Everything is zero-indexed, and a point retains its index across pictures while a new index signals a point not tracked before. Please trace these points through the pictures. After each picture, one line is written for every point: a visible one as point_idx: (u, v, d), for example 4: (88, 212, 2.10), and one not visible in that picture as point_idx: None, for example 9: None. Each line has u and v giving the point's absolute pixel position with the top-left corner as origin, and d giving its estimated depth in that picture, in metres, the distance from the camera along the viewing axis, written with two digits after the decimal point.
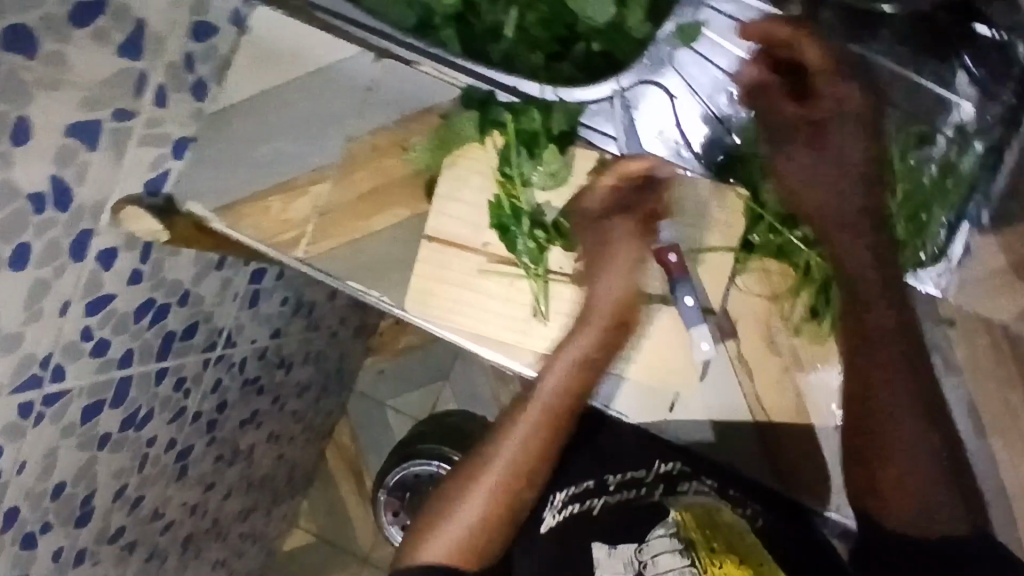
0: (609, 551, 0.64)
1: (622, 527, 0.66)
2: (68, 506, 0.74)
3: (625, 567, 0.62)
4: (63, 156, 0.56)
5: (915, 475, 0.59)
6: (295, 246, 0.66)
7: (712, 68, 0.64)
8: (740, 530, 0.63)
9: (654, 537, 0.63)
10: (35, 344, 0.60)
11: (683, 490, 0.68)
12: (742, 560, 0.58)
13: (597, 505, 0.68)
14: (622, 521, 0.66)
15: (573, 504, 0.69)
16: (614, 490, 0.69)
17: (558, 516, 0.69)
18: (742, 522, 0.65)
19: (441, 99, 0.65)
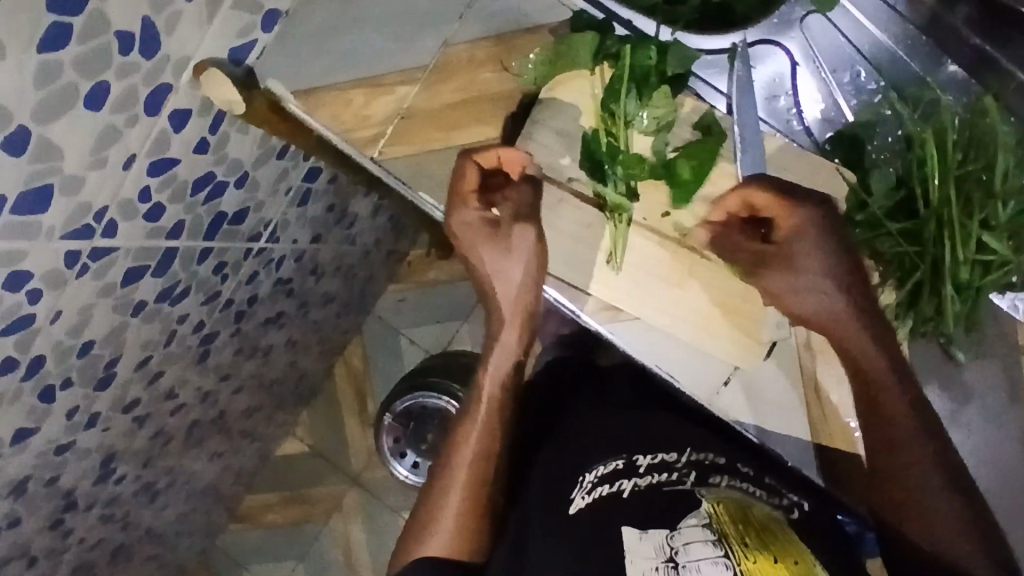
0: (638, 537, 0.55)
1: (657, 514, 0.57)
2: (92, 368, 0.72)
3: (657, 553, 0.53)
4: (159, 0, 0.52)
5: (901, 489, 0.56)
6: (371, 144, 0.63)
7: (842, 42, 0.62)
8: (778, 526, 0.55)
9: (686, 526, 0.54)
10: (93, 195, 0.58)
11: (715, 483, 0.60)
12: (778, 560, 0.51)
13: (627, 489, 0.60)
14: (655, 507, 0.57)
15: (603, 486, 0.61)
16: (643, 473, 0.61)
17: (588, 498, 0.61)
18: (778, 514, 0.58)
19: (554, 20, 0.61)
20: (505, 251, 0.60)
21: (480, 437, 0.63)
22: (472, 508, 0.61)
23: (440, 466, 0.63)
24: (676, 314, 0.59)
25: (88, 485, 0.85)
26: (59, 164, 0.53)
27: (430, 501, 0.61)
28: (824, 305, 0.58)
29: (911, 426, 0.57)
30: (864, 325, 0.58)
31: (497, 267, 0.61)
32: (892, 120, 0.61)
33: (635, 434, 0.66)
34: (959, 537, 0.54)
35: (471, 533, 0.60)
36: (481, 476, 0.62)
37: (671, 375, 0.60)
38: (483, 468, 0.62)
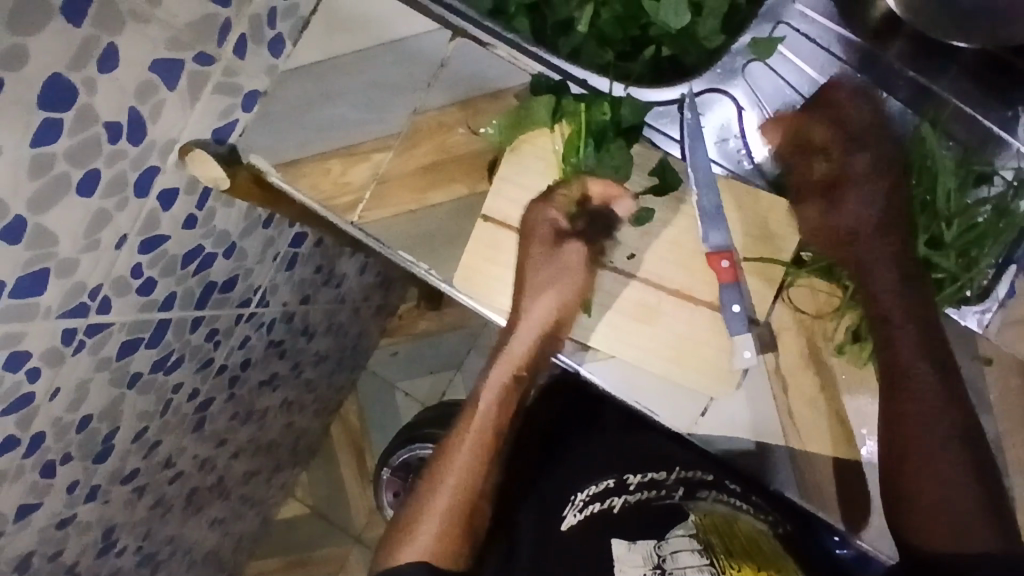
0: (627, 546, 0.62)
1: (647, 524, 0.64)
2: (91, 441, 0.74)
3: (644, 561, 0.60)
4: (142, 91, 0.56)
5: (948, 499, 0.61)
6: (350, 209, 0.67)
7: (782, 84, 0.66)
8: (762, 538, 0.63)
9: (673, 536, 0.62)
10: (88, 275, 0.61)
11: (702, 496, 0.67)
12: (759, 565, 0.58)
13: (617, 505, 0.67)
14: (645, 519, 0.65)
15: (594, 503, 0.67)
16: (634, 490, 0.68)
17: (580, 515, 0.67)
18: (761, 526, 0.66)
19: (515, 84, 0.66)
20: (552, 275, 0.63)
21: (467, 450, 0.68)
22: (455, 515, 0.65)
23: (423, 481, 0.68)
24: (649, 350, 0.62)
25: (90, 559, 0.86)
26: (54, 249, 0.56)
27: (411, 513, 0.66)
28: (886, 291, 0.60)
29: (935, 390, 0.61)
30: (914, 313, 0.60)
31: (539, 293, 0.64)
32: (838, 152, 0.64)
33: (620, 455, 0.72)
34: (965, 524, 0.61)
35: (452, 539, 0.64)
36: (463, 486, 0.66)
37: (650, 410, 0.63)
38: (462, 480, 0.66)
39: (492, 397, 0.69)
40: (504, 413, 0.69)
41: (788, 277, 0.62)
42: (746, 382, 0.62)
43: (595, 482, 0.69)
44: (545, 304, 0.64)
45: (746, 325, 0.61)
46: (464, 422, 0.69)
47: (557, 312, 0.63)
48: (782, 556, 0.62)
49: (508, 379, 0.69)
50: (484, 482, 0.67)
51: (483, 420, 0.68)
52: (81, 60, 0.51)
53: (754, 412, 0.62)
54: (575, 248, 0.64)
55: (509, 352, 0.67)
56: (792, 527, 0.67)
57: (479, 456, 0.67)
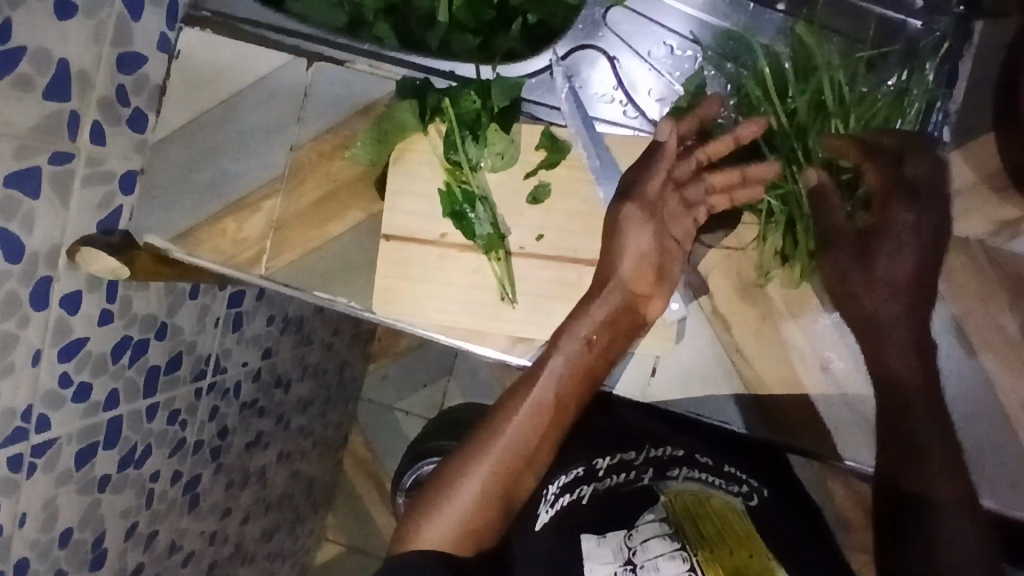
0: (596, 542, 0.58)
1: (618, 514, 0.60)
2: (79, 552, 0.74)
3: (614, 556, 0.56)
4: (5, 208, 0.55)
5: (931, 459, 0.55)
6: (255, 263, 0.65)
7: (648, 23, 0.63)
8: (733, 513, 0.59)
9: (643, 523, 0.59)
10: (12, 399, 0.60)
11: (673, 475, 0.63)
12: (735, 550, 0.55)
13: (587, 495, 0.62)
14: (618, 509, 0.61)
15: (564, 495, 0.62)
16: (604, 477, 0.64)
17: (552, 511, 0.61)
18: (736, 502, 0.61)
19: (382, 94, 0.64)
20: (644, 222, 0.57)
21: (512, 438, 0.56)
22: (490, 502, 0.55)
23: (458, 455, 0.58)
24: None
25: None
26: None
27: (436, 488, 0.56)
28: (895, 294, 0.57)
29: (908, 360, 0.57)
30: (907, 286, 0.57)
31: (637, 240, 0.57)
32: (720, 77, 0.61)
33: (591, 438, 0.67)
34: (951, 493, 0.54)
35: (482, 526, 0.55)
36: (506, 476, 0.56)
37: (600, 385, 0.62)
38: (508, 464, 0.56)
39: (565, 362, 0.57)
40: (584, 383, 0.58)
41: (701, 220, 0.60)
42: (687, 333, 0.60)
43: (564, 470, 0.64)
44: (611, 299, 0.57)
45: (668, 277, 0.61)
46: (521, 391, 0.57)
47: (607, 321, 0.57)
48: (753, 533, 0.58)
49: (578, 348, 0.57)
50: (530, 473, 0.57)
51: (544, 395, 0.57)
52: None
53: (701, 360, 0.60)
54: (625, 207, 0.57)
55: (594, 309, 0.57)
56: (768, 493, 0.65)
57: (535, 433, 0.56)
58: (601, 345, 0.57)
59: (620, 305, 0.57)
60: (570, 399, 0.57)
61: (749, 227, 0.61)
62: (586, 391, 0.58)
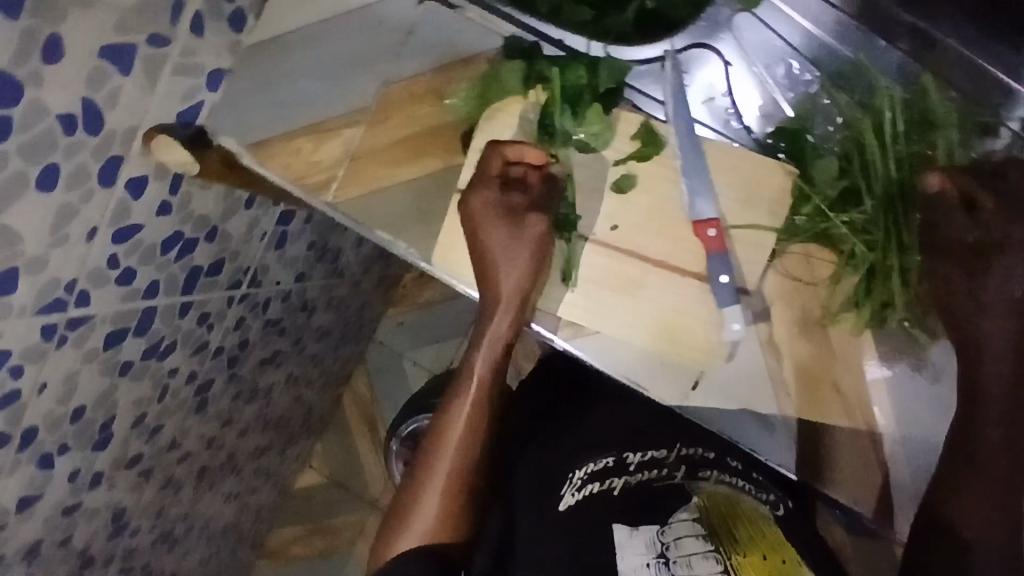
0: (629, 532, 0.61)
1: (647, 506, 0.63)
2: (88, 430, 0.74)
3: (647, 548, 0.60)
4: (95, 78, 0.54)
5: (978, 471, 0.56)
6: (323, 189, 0.64)
7: (773, 35, 0.60)
8: (763, 521, 0.63)
9: (677, 520, 0.62)
10: (60, 269, 0.60)
11: (704, 477, 0.67)
12: (764, 555, 0.59)
13: (618, 486, 0.66)
14: (648, 501, 0.64)
15: (592, 483, 0.66)
16: (634, 470, 0.67)
17: (577, 495, 0.66)
18: (764, 508, 0.65)
19: (488, 48, 0.62)
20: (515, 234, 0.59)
21: (458, 439, 0.63)
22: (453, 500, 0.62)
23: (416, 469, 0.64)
24: (636, 325, 0.59)
25: (102, 542, 0.88)
26: (19, 246, 0.55)
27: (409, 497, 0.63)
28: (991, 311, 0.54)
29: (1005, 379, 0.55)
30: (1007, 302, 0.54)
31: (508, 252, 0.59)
32: (833, 108, 0.59)
33: (620, 432, 0.71)
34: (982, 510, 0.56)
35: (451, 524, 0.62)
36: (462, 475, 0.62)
37: (639, 385, 0.60)
38: (461, 464, 0.62)
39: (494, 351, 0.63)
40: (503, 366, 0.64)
41: (780, 245, 0.58)
42: (739, 354, 0.59)
43: (593, 461, 0.68)
44: (535, 260, 0.59)
45: (734, 297, 0.58)
46: (463, 398, 0.63)
47: (537, 281, 0.60)
48: (786, 545, 0.61)
49: (500, 352, 0.63)
50: (482, 466, 0.64)
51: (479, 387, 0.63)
52: (25, 53, 0.48)
53: (746, 384, 0.60)
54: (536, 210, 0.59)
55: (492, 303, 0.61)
56: (793, 504, 0.67)
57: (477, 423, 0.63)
58: (531, 306, 0.60)
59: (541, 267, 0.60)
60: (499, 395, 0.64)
61: (827, 262, 0.59)
62: (508, 368, 0.64)
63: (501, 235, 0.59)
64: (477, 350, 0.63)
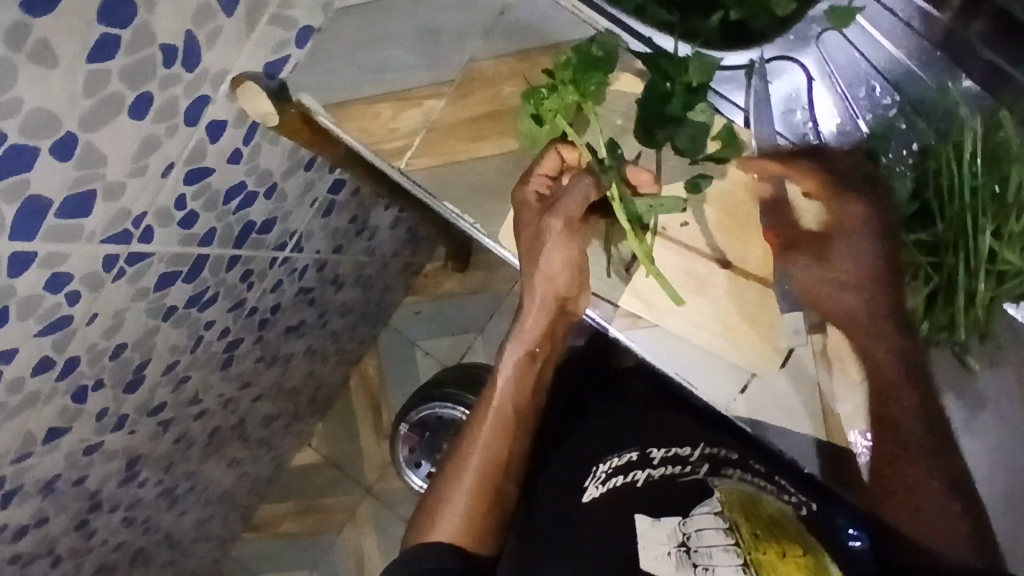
0: (652, 523, 0.62)
1: (669, 500, 0.64)
2: (123, 370, 0.74)
3: (669, 538, 0.60)
4: (201, 16, 0.55)
5: (924, 484, 0.62)
6: (399, 155, 0.66)
7: (858, 57, 0.63)
8: (785, 519, 0.62)
9: (699, 512, 0.61)
10: (133, 201, 0.60)
11: (727, 473, 0.67)
12: (786, 550, 0.57)
13: (640, 478, 0.67)
14: (666, 492, 0.65)
15: (617, 476, 0.68)
16: (658, 465, 0.69)
17: (601, 488, 0.68)
18: (787, 508, 0.65)
19: (574, 39, 0.64)
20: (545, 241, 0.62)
21: (483, 446, 0.70)
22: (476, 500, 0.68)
23: (444, 474, 0.71)
24: (697, 323, 0.61)
25: (113, 487, 0.88)
26: (103, 170, 0.55)
27: (437, 498, 0.69)
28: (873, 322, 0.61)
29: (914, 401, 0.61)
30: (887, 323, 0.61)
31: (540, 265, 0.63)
32: (909, 133, 0.61)
33: (641, 430, 0.74)
34: (946, 526, 0.61)
35: (476, 523, 0.67)
36: (481, 476, 0.69)
37: (690, 382, 0.62)
38: (482, 466, 0.69)
39: (517, 368, 0.70)
40: (524, 385, 0.71)
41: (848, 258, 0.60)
42: (793, 361, 0.61)
43: (618, 454, 0.71)
44: (560, 264, 0.63)
45: (798, 304, 0.60)
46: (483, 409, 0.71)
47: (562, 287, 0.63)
48: (807, 539, 0.60)
49: (523, 358, 0.70)
50: (500, 470, 0.69)
51: (502, 403, 0.70)
52: None
53: (800, 393, 0.61)
54: (550, 220, 0.62)
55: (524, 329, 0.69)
56: (819, 507, 0.67)
57: (498, 433, 0.70)
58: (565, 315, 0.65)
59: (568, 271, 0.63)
60: (522, 402, 0.71)
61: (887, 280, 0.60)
62: (529, 380, 0.71)
63: (524, 246, 0.64)
64: (502, 358, 0.70)
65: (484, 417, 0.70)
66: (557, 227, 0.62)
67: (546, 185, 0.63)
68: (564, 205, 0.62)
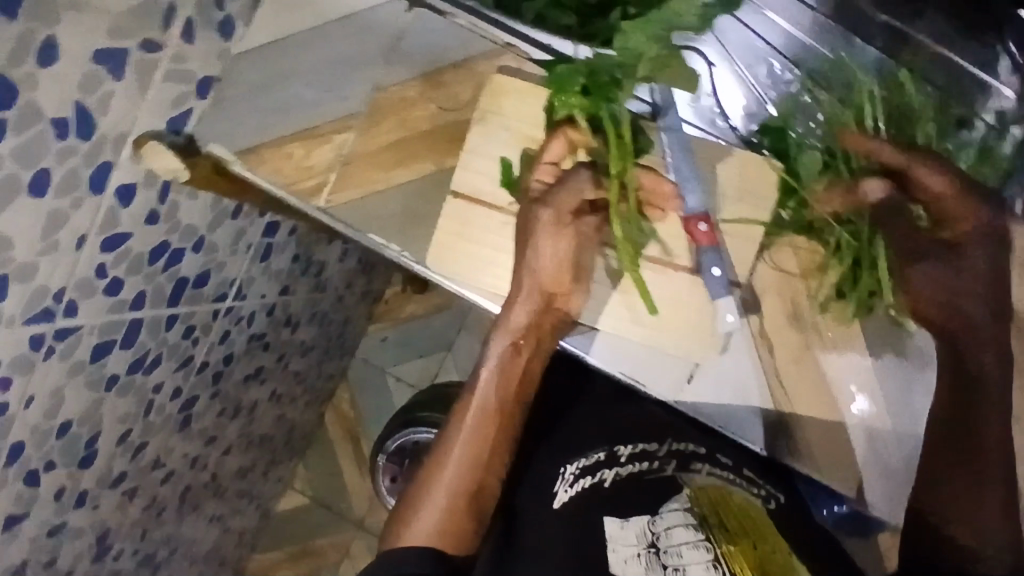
0: (621, 524, 0.60)
1: (638, 499, 0.63)
2: (73, 447, 0.73)
3: (638, 540, 0.59)
4: (88, 83, 0.54)
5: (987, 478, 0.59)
6: (317, 194, 0.65)
7: (753, 37, 0.64)
8: (755, 511, 0.63)
9: (668, 511, 0.61)
10: (48, 278, 0.59)
11: (697, 468, 0.66)
12: (757, 543, 0.58)
13: (608, 478, 0.66)
14: (634, 492, 0.63)
15: (585, 478, 0.66)
16: (626, 461, 0.67)
17: (570, 490, 0.66)
18: (756, 503, 0.65)
19: (476, 54, 0.64)
20: (542, 231, 0.60)
21: (466, 442, 0.63)
22: (459, 499, 0.61)
23: (423, 472, 0.64)
24: (635, 322, 0.61)
25: (85, 565, 0.86)
26: (10, 253, 0.54)
27: (414, 497, 0.62)
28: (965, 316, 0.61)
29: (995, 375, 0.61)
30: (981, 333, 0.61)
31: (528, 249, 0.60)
32: (813, 105, 0.62)
33: (608, 426, 0.72)
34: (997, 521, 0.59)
35: (458, 526, 0.60)
36: (466, 473, 0.62)
37: (636, 380, 0.62)
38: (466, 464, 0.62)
39: (500, 356, 0.63)
40: (514, 379, 0.64)
41: (768, 236, 0.60)
42: (732, 345, 0.61)
43: (586, 455, 0.68)
44: (548, 257, 0.60)
45: (727, 288, 0.59)
46: (465, 400, 0.64)
47: (550, 279, 0.60)
48: (776, 536, 0.60)
49: (507, 349, 0.63)
50: (485, 470, 0.63)
51: (488, 398, 0.63)
52: (18, 55, 0.48)
53: (741, 375, 0.61)
54: (541, 210, 0.60)
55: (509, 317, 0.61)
56: (784, 501, 0.68)
57: (486, 430, 0.63)
58: (547, 308, 0.61)
59: (556, 264, 0.60)
60: (509, 396, 0.64)
61: (812, 252, 0.61)
62: (516, 372, 0.64)
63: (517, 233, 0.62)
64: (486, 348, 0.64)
65: (469, 411, 0.63)
66: (546, 216, 0.60)
67: (555, 173, 0.61)
68: (562, 197, 0.60)
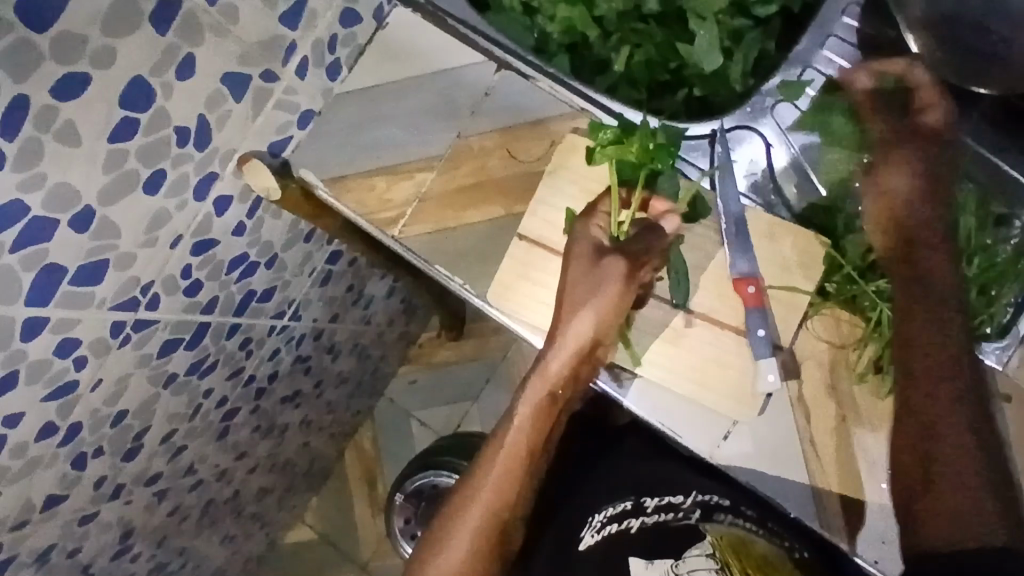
0: (645, 565, 0.68)
1: (665, 544, 0.69)
2: (123, 437, 0.76)
3: None
4: (213, 100, 0.61)
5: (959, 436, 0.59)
6: (392, 225, 0.70)
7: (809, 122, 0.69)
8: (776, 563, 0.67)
9: (690, 555, 0.67)
10: (142, 270, 0.64)
11: (720, 519, 0.71)
12: None
13: (634, 527, 0.72)
14: (657, 539, 0.70)
15: (612, 524, 0.73)
16: (651, 512, 0.72)
17: (597, 535, 0.73)
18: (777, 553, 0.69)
19: (556, 115, 0.69)
20: (598, 281, 0.63)
21: (494, 485, 0.69)
22: (480, 543, 0.69)
23: (451, 506, 0.71)
24: (679, 375, 0.64)
25: (105, 560, 0.88)
26: (115, 241, 0.59)
27: (441, 533, 0.70)
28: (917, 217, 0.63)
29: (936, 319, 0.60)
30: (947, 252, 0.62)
31: (586, 295, 0.63)
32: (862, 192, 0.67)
33: (636, 476, 0.77)
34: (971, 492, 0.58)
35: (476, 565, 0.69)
36: (488, 518, 0.69)
37: (675, 432, 0.64)
38: (490, 511, 0.69)
39: (536, 399, 0.68)
40: (545, 426, 0.69)
41: (812, 306, 0.64)
42: (768, 407, 0.64)
43: (613, 504, 0.75)
44: (605, 306, 0.63)
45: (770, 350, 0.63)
46: (497, 443, 0.70)
47: (595, 331, 0.64)
48: None
49: (544, 396, 0.68)
50: (506, 513, 0.70)
51: (517, 445, 0.69)
52: (161, 66, 0.55)
53: (776, 438, 0.64)
54: (609, 261, 0.63)
55: (548, 370, 0.66)
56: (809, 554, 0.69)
57: (513, 475, 0.69)
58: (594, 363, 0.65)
59: (604, 314, 0.64)
60: (538, 441, 0.70)
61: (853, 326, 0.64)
62: (550, 417, 0.69)
63: (573, 275, 0.64)
64: (522, 395, 0.69)
65: (498, 455, 0.70)
66: (618, 267, 0.63)
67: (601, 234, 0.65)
68: (633, 254, 0.64)
